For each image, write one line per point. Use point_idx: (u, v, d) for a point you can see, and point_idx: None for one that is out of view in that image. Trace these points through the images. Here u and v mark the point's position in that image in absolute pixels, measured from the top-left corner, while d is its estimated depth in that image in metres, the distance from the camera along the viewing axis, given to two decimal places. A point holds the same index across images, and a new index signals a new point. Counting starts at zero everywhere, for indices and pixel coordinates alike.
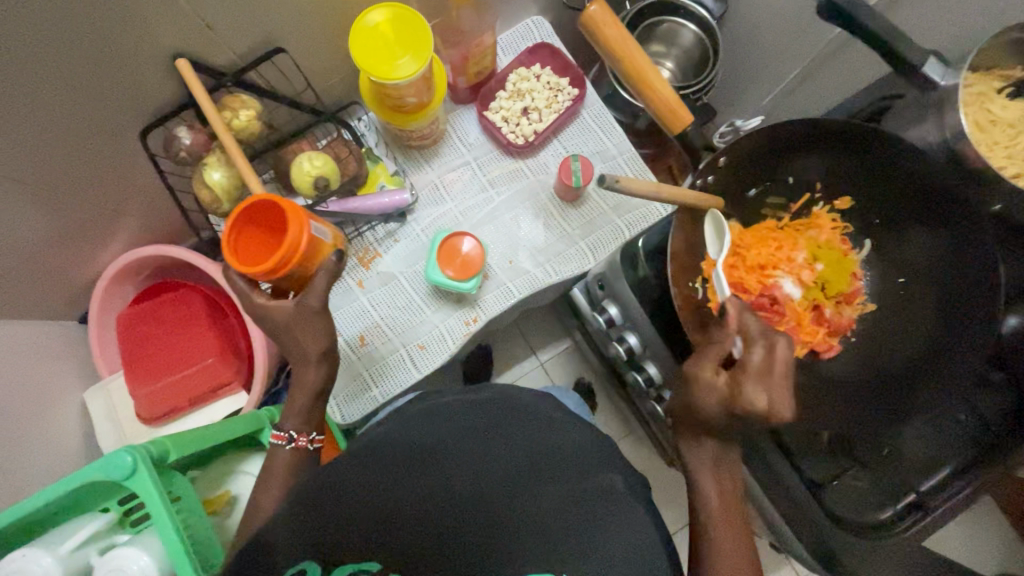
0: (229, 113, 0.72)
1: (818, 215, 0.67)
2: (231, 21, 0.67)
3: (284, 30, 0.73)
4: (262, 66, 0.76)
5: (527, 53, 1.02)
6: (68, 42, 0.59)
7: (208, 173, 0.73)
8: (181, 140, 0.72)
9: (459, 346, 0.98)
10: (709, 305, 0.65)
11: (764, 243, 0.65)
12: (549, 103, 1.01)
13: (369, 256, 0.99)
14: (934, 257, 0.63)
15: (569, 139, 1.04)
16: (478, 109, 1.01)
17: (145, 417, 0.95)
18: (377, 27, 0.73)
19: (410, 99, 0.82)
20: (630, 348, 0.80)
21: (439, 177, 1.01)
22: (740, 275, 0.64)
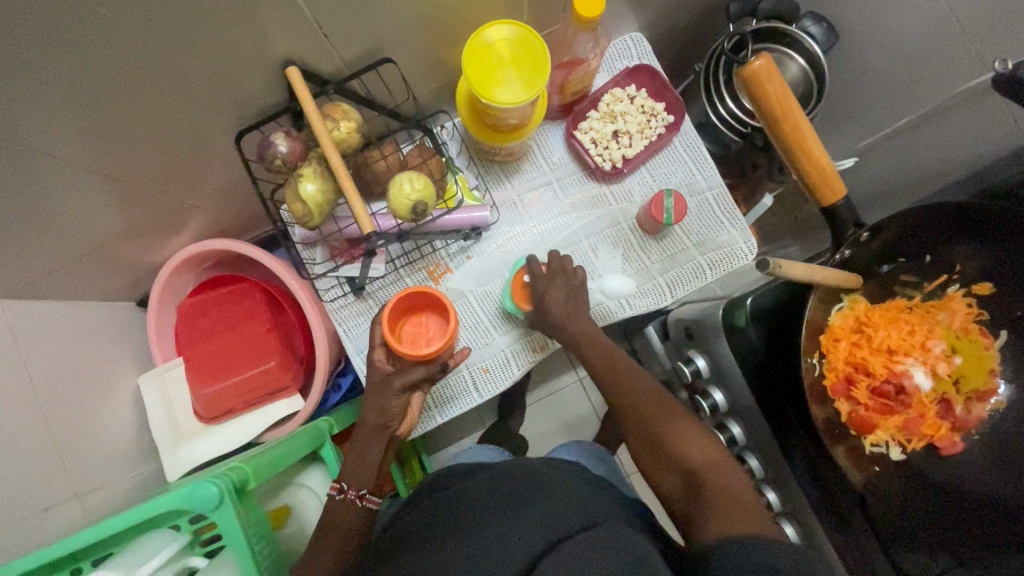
0: (330, 123, 0.68)
1: (952, 298, 0.63)
2: (347, 27, 0.63)
3: (395, 38, 0.68)
4: (366, 74, 0.72)
5: (624, 74, 0.97)
6: (184, 38, 0.56)
7: (302, 183, 0.69)
8: (277, 147, 0.68)
9: (523, 372, 0.95)
10: (824, 381, 0.62)
11: (894, 323, 0.62)
12: (641, 128, 0.96)
13: (439, 271, 0.96)
14: None
15: (657, 168, 0.98)
16: (567, 128, 0.96)
17: (203, 414, 0.94)
18: (494, 44, 0.68)
19: (512, 121, 0.77)
20: (715, 405, 0.75)
21: (518, 195, 0.97)
22: (863, 355, 0.61)
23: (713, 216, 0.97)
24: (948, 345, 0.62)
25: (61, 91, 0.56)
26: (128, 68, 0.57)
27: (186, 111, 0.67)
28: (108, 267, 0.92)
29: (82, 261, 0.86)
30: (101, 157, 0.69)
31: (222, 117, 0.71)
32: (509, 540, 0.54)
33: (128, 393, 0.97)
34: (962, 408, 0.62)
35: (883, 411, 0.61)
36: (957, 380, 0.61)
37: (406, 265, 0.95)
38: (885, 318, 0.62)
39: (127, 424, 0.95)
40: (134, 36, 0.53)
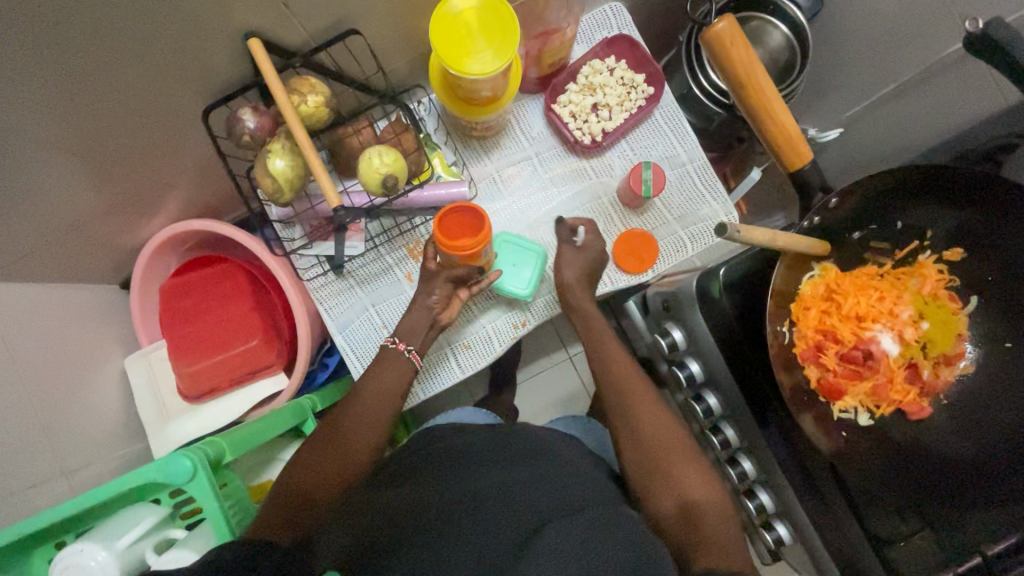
0: (297, 97, 0.67)
1: (923, 264, 0.63)
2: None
3: (360, 8, 0.67)
4: (334, 47, 0.71)
5: (603, 45, 0.95)
6: (139, 13, 0.55)
7: (271, 159, 0.68)
8: (245, 123, 0.67)
9: (505, 349, 0.95)
10: (793, 348, 0.62)
11: (864, 289, 0.62)
12: (621, 100, 0.95)
13: (419, 248, 0.96)
14: None
15: (638, 141, 0.97)
16: (546, 101, 0.95)
17: (187, 394, 0.94)
18: (461, 13, 0.67)
19: (485, 92, 0.76)
20: (692, 376, 0.75)
21: (497, 170, 0.96)
22: (832, 321, 0.62)
23: (694, 189, 0.97)
24: (918, 311, 0.62)
25: (18, 70, 0.55)
26: (85, 46, 0.56)
27: (152, 91, 0.66)
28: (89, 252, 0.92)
29: (59, 245, 0.85)
30: (71, 141, 0.69)
31: (191, 96, 0.70)
32: (481, 499, 0.53)
33: (115, 375, 0.98)
34: (930, 374, 0.62)
35: (851, 376, 0.61)
36: (925, 345, 0.61)
37: (386, 242, 0.95)
38: (855, 284, 0.62)
39: (115, 407, 0.95)
40: (86, 12, 0.52)
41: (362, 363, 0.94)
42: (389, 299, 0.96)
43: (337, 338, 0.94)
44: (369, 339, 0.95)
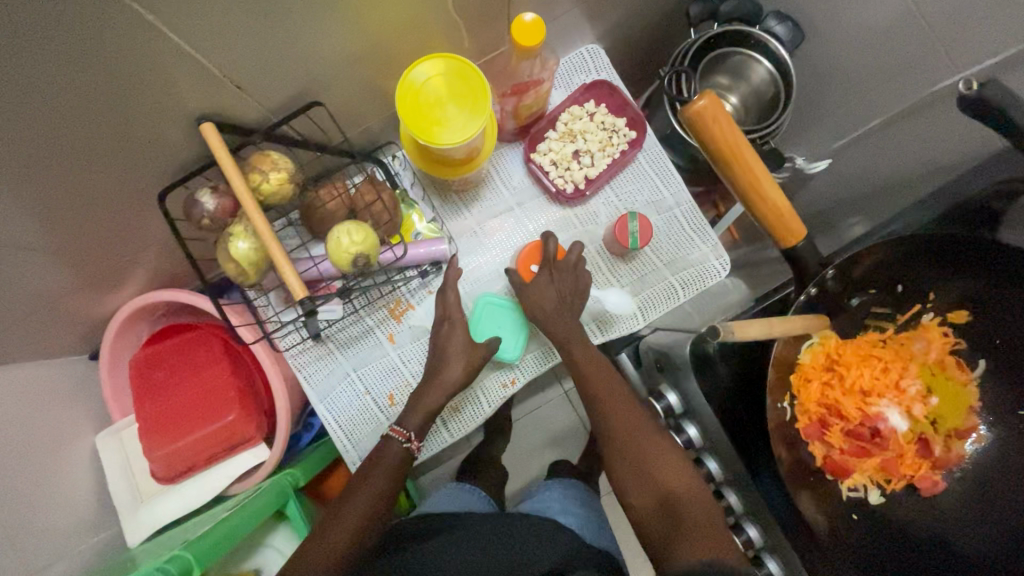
0: (259, 176, 0.64)
1: (927, 327, 0.61)
2: (264, 73, 0.58)
3: (321, 78, 0.64)
4: (296, 118, 0.68)
5: (581, 90, 0.92)
6: (79, 113, 0.52)
7: (233, 243, 0.64)
8: (204, 205, 0.63)
9: (494, 409, 0.91)
10: (796, 425, 0.59)
11: (866, 361, 0.60)
12: (602, 145, 0.92)
13: (400, 307, 0.92)
14: None
15: (622, 187, 0.94)
16: (525, 150, 0.92)
17: (164, 474, 0.90)
18: (427, 82, 0.64)
19: (459, 155, 0.72)
20: (689, 441, 0.70)
21: (479, 223, 0.93)
22: (835, 397, 0.59)
23: (683, 233, 0.93)
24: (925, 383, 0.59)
25: None
26: (23, 146, 0.52)
27: (104, 177, 0.62)
28: (52, 333, 0.86)
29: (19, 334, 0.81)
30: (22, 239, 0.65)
31: (147, 178, 0.66)
32: None
33: (86, 458, 0.93)
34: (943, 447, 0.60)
35: (855, 453, 0.59)
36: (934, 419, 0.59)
37: (366, 304, 0.91)
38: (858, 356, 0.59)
39: (87, 493, 0.90)
40: (20, 114, 0.48)
41: (346, 431, 0.90)
42: (371, 363, 0.92)
43: (319, 408, 0.90)
44: (352, 406, 0.90)
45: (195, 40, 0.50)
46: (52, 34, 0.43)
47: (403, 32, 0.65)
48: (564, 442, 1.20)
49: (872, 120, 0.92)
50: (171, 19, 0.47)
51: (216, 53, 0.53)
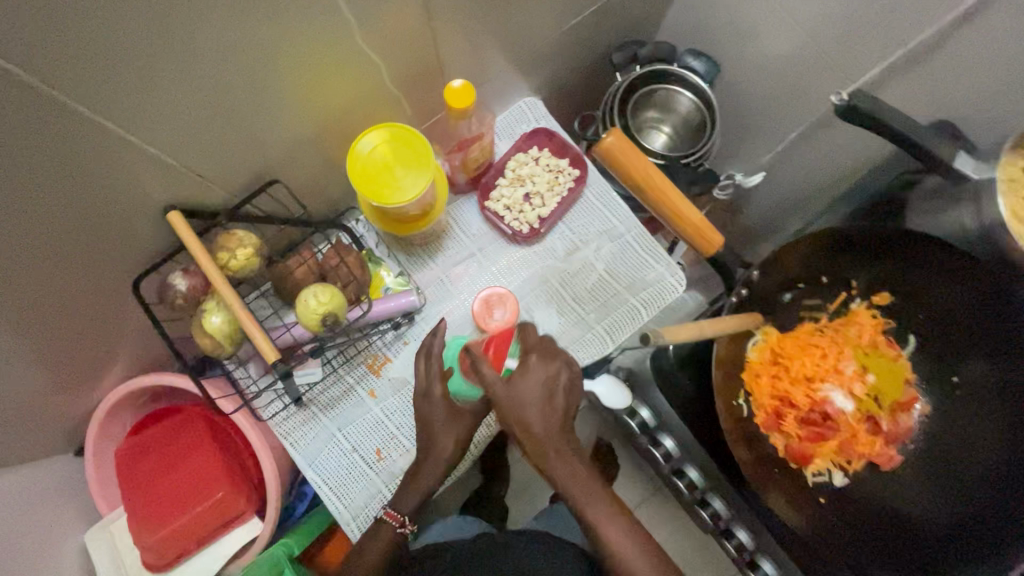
0: (227, 254, 0.68)
1: (858, 313, 0.65)
2: (223, 159, 0.64)
3: (277, 158, 0.70)
4: (258, 197, 0.73)
5: (524, 138, 1.00)
6: (56, 221, 0.56)
7: (207, 319, 0.68)
8: (176, 287, 0.67)
9: (480, 450, 0.93)
10: (754, 419, 0.63)
11: (807, 348, 0.63)
12: (550, 186, 0.99)
13: (378, 362, 0.95)
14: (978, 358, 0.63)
15: (574, 221, 1.00)
16: (479, 199, 0.98)
17: (154, 563, 0.89)
18: (372, 152, 0.70)
19: (414, 212, 0.78)
20: (668, 453, 0.74)
21: (445, 272, 0.98)
22: (785, 387, 0.62)
23: (636, 256, 0.99)
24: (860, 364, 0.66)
25: None
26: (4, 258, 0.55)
27: (79, 277, 0.65)
28: (33, 437, 0.86)
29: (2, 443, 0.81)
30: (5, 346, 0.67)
31: (120, 272, 0.69)
32: None
33: (77, 561, 0.91)
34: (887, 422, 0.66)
35: (814, 439, 0.62)
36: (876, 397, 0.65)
37: (344, 363, 0.93)
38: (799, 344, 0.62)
39: None
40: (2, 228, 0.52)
41: (337, 492, 0.91)
42: (355, 421, 0.93)
43: (308, 472, 0.91)
44: (340, 467, 0.91)
45: (160, 141, 0.56)
46: (25, 153, 0.48)
47: (349, 108, 0.72)
48: None
49: (790, 134, 1.01)
50: (135, 125, 0.53)
51: (179, 150, 0.58)
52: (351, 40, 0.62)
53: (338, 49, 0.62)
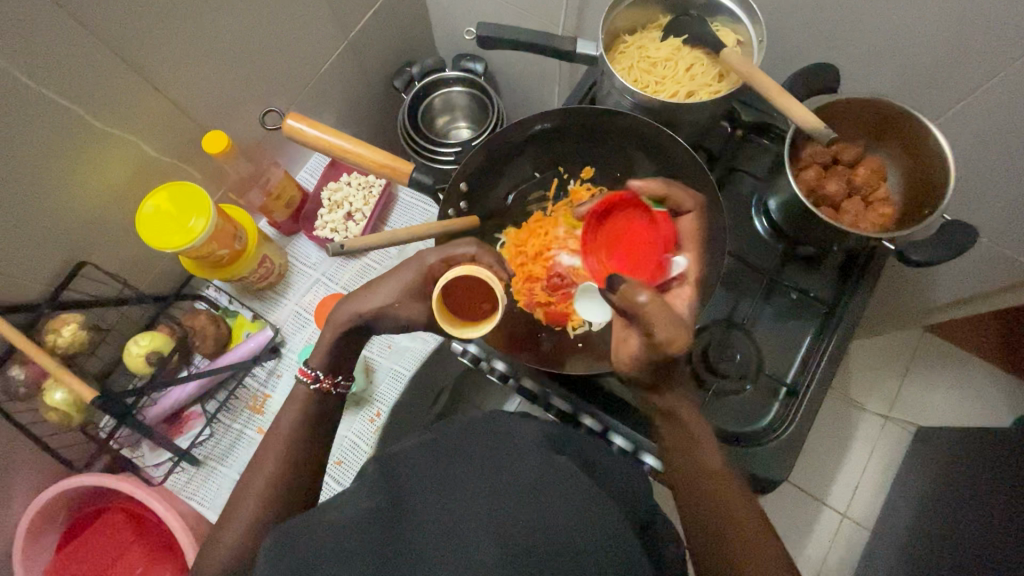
0: (53, 334, 0.78)
1: (576, 191, 0.76)
2: (18, 252, 0.74)
3: (75, 241, 0.80)
4: (75, 282, 0.83)
5: (330, 170, 1.13)
6: None
7: (50, 396, 0.77)
8: (15, 376, 0.75)
9: (372, 445, 0.99)
10: (516, 300, 0.73)
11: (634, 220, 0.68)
12: (365, 200, 1.11)
13: (259, 401, 1.02)
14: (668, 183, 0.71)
15: (397, 221, 1.12)
16: (307, 232, 1.10)
17: None
18: (155, 211, 0.82)
19: (222, 251, 0.89)
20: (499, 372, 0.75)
21: (297, 303, 1.08)
22: (529, 265, 0.73)
23: None
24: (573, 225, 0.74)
25: None
26: None
27: None
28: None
29: None
30: None
31: None
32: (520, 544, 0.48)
33: None
34: None
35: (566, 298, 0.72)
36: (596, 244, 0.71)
37: (227, 413, 1.01)
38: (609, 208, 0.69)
39: None
40: None
41: None
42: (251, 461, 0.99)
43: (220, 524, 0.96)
44: None
45: None
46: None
47: (129, 183, 0.83)
48: None
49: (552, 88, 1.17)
50: None
51: None
52: (95, 125, 0.74)
53: (84, 133, 0.74)
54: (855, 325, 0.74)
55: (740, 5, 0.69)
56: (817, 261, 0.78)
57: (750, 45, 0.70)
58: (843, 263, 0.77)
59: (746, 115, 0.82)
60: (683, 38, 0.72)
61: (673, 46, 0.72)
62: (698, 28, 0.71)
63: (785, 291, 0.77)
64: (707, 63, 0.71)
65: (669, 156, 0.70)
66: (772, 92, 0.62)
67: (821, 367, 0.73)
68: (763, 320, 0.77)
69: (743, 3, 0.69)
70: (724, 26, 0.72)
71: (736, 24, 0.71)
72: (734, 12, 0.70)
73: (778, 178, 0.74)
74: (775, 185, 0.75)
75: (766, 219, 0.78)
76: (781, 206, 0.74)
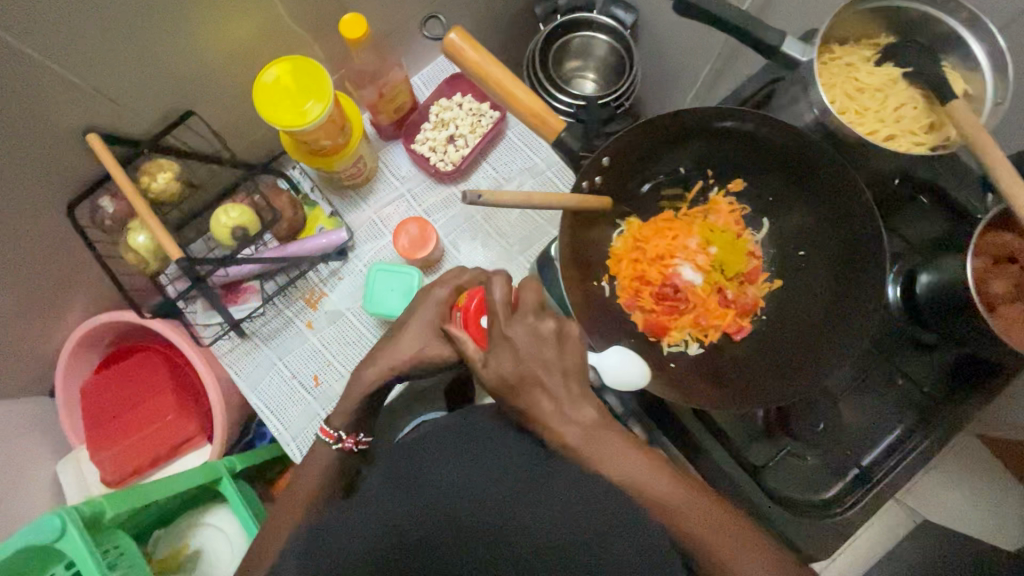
0: (148, 177, 0.77)
1: (716, 201, 0.69)
2: (135, 87, 0.72)
3: (189, 88, 0.77)
4: (178, 130, 0.81)
5: (446, 85, 1.06)
6: None
7: (133, 236, 0.77)
8: (104, 209, 0.77)
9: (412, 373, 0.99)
10: (616, 299, 0.67)
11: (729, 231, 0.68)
12: (473, 128, 1.05)
13: (315, 296, 1.02)
14: (825, 226, 0.63)
15: (497, 160, 1.06)
16: (405, 143, 1.05)
17: (111, 481, 0.96)
18: (274, 81, 0.77)
19: (326, 141, 0.85)
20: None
21: (376, 213, 1.04)
22: (643, 267, 0.67)
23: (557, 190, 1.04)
24: (706, 238, 0.68)
25: None
26: None
27: None
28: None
29: None
30: None
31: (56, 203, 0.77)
32: None
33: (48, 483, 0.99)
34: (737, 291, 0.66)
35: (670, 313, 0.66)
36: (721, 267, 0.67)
37: (283, 298, 1.01)
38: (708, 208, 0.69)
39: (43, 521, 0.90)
40: None
41: (278, 415, 0.98)
42: (294, 350, 1.00)
43: (252, 398, 0.99)
44: (281, 392, 0.99)
45: (62, 58, 0.63)
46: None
47: (254, 44, 0.78)
48: None
49: (702, 67, 1.06)
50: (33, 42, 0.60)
51: (83, 69, 0.65)
52: None
53: None
54: (953, 434, 0.69)
55: (990, 54, 0.58)
56: (934, 351, 0.70)
57: (981, 102, 0.60)
58: (959, 361, 0.69)
59: (922, 172, 0.69)
60: (906, 69, 0.62)
61: (889, 75, 0.63)
62: (930, 63, 0.61)
63: (891, 372, 0.70)
64: (923, 108, 0.61)
65: (839, 198, 0.61)
66: (1005, 169, 0.54)
67: (903, 465, 0.68)
68: (860, 395, 0.70)
69: (995, 52, 0.58)
70: (956, 70, 0.62)
71: (973, 72, 0.61)
72: (977, 59, 0.60)
73: (940, 256, 0.66)
74: (934, 262, 0.66)
75: (903, 288, 0.69)
76: (931, 285, 0.65)
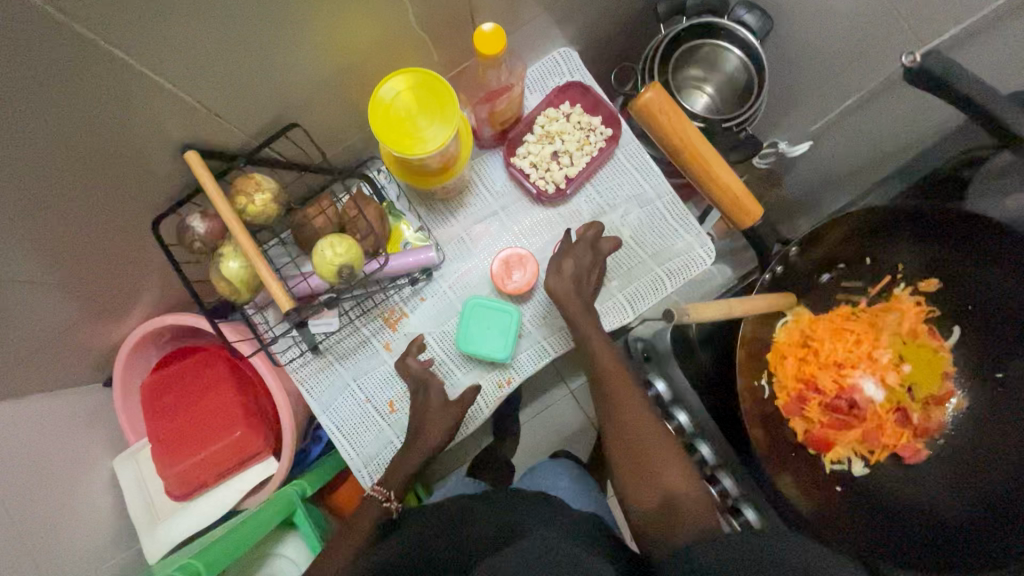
0: (244, 197, 0.68)
1: (900, 297, 0.81)
2: (240, 98, 0.62)
3: (295, 98, 0.67)
4: (275, 140, 0.72)
5: (555, 92, 0.95)
6: (73, 149, 0.55)
7: (224, 262, 0.69)
8: (194, 229, 0.68)
9: (491, 409, 0.93)
10: (780, 397, 0.80)
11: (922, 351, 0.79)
12: (580, 145, 0.94)
13: (395, 316, 0.95)
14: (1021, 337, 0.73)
15: (602, 183, 0.96)
16: (504, 155, 0.94)
17: (175, 492, 0.91)
18: (393, 100, 0.67)
19: (436, 163, 0.75)
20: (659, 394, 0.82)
21: (465, 229, 0.95)
22: (821, 369, 0.79)
23: (666, 224, 0.94)
24: (897, 353, 0.80)
25: None
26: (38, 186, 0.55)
27: (99, 213, 0.65)
28: (62, 377, 0.86)
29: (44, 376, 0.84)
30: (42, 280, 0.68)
31: (139, 211, 0.69)
32: None
33: None
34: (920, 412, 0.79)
35: (843, 421, 0.78)
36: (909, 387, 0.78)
37: (361, 314, 0.93)
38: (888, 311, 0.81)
39: (108, 528, 0.87)
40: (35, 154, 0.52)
41: (349, 441, 0.92)
42: (370, 371, 0.94)
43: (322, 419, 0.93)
44: (354, 416, 0.93)
45: (170, 72, 0.54)
46: (18, 72, 0.45)
47: (371, 51, 0.68)
48: (575, 444, 1.20)
49: (846, 97, 0.93)
50: (145, 57, 0.51)
51: (189, 82, 0.56)
52: None
53: None
54: None
55: None
56: None
57: None
58: None
59: None
60: None
61: None
62: None
63: None
64: None
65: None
66: None
67: None
68: None
69: None
70: None
71: None
72: None
73: None
74: None
75: None
76: None
